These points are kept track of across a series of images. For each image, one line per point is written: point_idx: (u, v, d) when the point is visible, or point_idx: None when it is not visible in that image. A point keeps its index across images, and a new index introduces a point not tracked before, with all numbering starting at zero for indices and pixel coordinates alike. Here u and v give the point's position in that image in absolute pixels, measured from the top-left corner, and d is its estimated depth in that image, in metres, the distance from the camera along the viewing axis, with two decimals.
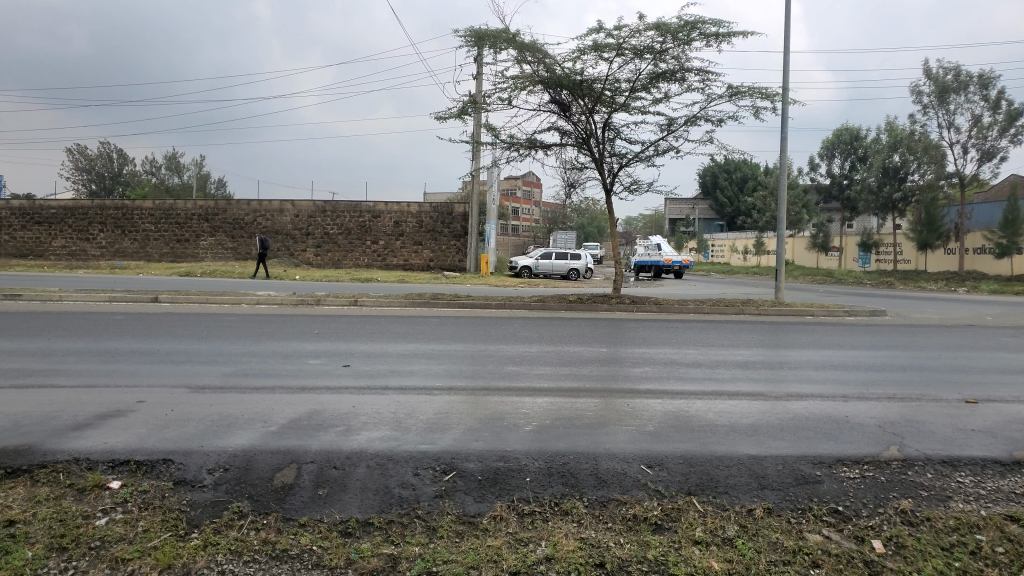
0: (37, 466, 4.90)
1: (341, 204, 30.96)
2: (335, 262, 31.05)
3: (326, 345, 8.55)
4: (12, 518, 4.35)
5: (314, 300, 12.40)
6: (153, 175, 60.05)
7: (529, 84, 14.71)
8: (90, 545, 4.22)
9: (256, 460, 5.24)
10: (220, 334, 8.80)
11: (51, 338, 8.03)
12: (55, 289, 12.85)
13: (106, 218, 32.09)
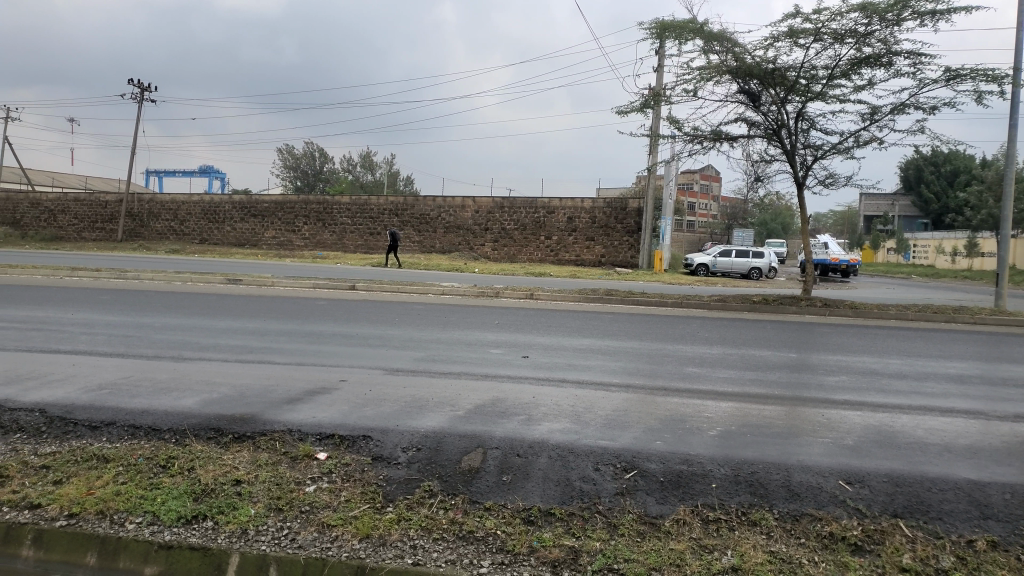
0: (258, 433, 5.44)
1: (518, 200, 31.76)
2: (511, 256, 31.91)
3: (506, 336, 8.77)
4: (238, 477, 4.86)
5: (494, 292, 12.78)
6: (349, 172, 65.02)
7: (716, 74, 14.21)
8: (301, 509, 4.63)
9: (445, 443, 5.48)
10: (409, 322, 9.32)
11: (267, 319, 8.91)
12: (268, 275, 14.24)
13: (309, 212, 35.18)
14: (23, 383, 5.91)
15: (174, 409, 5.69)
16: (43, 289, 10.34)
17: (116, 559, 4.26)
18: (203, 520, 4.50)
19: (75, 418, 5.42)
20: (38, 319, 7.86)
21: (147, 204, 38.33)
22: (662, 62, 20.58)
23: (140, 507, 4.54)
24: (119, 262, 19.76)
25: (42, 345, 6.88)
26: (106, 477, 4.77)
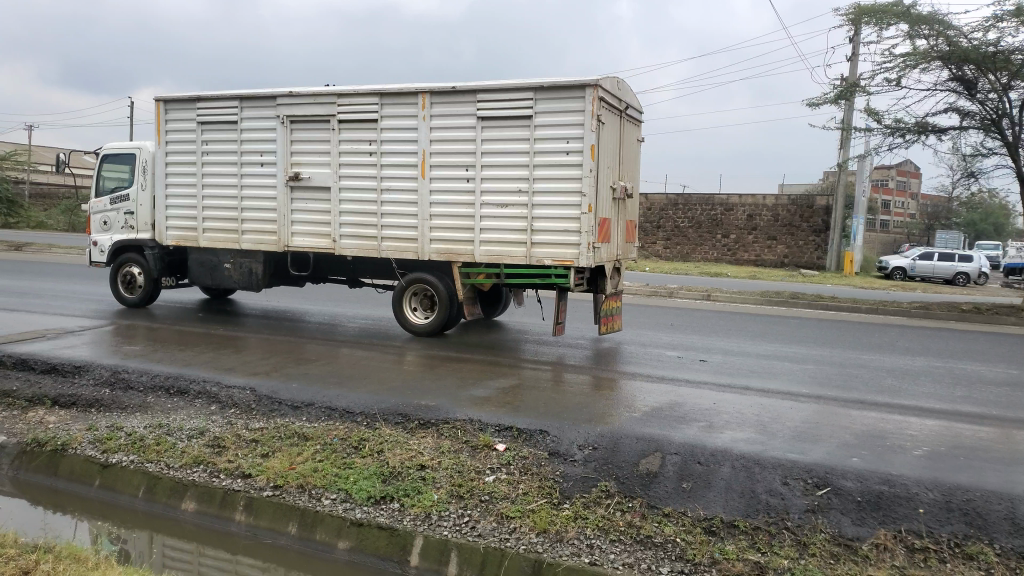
0: (442, 421, 5.63)
1: (693, 196, 30.85)
2: (684, 255, 31.12)
3: (682, 337, 8.53)
4: (423, 463, 5.05)
5: (667, 292, 12.49)
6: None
7: (923, 61, 13.06)
8: (481, 498, 4.73)
9: (622, 443, 5.40)
10: (581, 320, 9.33)
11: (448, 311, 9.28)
12: None
13: None
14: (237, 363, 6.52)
15: (366, 394, 6.03)
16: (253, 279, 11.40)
17: (314, 531, 4.58)
18: (390, 500, 4.72)
19: (281, 398, 5.90)
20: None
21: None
22: (857, 49, 19.20)
23: (335, 483, 4.85)
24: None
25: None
26: (306, 453, 5.14)
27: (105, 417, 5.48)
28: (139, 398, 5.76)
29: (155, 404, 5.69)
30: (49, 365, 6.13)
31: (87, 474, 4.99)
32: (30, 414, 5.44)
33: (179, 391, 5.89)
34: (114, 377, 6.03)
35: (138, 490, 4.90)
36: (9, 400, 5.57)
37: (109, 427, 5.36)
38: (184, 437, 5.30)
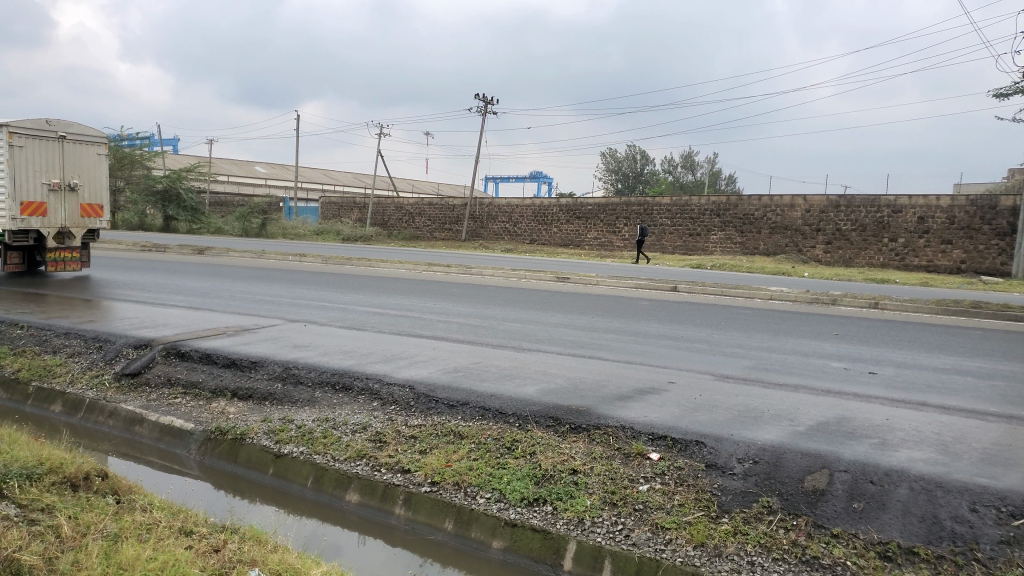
0: (594, 426, 5.57)
1: (857, 198, 29.11)
2: (846, 260, 29.39)
3: (848, 348, 8.01)
4: (575, 467, 5.02)
5: (830, 299, 11.82)
6: (669, 172, 65.49)
7: None
8: (635, 507, 4.62)
9: (786, 458, 5.12)
10: (737, 326, 8.97)
11: (598, 316, 9.25)
12: (599, 274, 14.80)
13: (630, 213, 36.00)
14: (396, 361, 6.75)
15: (518, 395, 6.08)
16: (408, 281, 11.82)
17: (470, 528, 4.67)
18: (544, 503, 4.72)
19: (437, 396, 6.06)
20: (405, 306, 8.99)
21: (487, 206, 42.11)
22: None
23: (489, 483, 4.92)
24: (469, 258, 22.02)
25: (408, 329, 7.85)
26: (461, 452, 5.26)
27: (278, 409, 5.87)
28: (307, 392, 6.11)
29: (322, 399, 6.02)
30: (229, 359, 6.54)
31: (262, 462, 5.35)
32: (215, 405, 5.92)
33: (343, 387, 6.20)
34: (286, 372, 6.38)
35: (308, 480, 5.20)
36: (196, 391, 6.08)
37: (282, 419, 5.73)
38: (348, 432, 5.58)
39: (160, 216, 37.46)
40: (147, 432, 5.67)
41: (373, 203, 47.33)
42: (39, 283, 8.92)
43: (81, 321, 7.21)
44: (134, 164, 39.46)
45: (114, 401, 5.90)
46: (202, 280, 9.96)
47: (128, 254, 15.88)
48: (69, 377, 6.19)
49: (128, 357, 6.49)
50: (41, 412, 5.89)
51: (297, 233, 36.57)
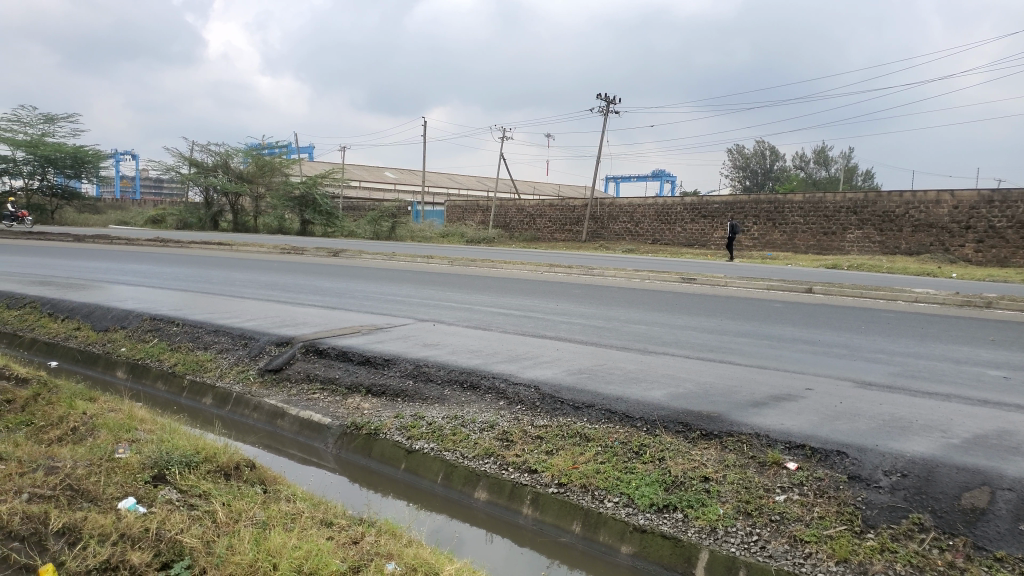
0: (725, 432, 5.39)
1: (1014, 193, 26.68)
2: (1001, 259, 27.02)
3: (1007, 355, 7.35)
4: (707, 474, 4.86)
5: (985, 302, 10.90)
6: (800, 169, 62.72)
7: None
8: (771, 517, 4.42)
9: (940, 473, 4.75)
10: (880, 331, 8.44)
11: (727, 318, 8.97)
12: (727, 275, 14.35)
13: (759, 211, 34.70)
14: (521, 362, 6.81)
15: (646, 399, 5.99)
16: (533, 282, 11.92)
17: (597, 532, 4.64)
18: (674, 510, 4.61)
19: (564, 397, 6.05)
20: (530, 307, 9.07)
21: (608, 207, 41.85)
22: None
23: (617, 487, 4.86)
24: (594, 259, 22.02)
25: (533, 330, 7.91)
26: (588, 454, 5.23)
27: (409, 406, 6.06)
28: (437, 390, 6.27)
29: (450, 397, 6.16)
30: (363, 356, 6.80)
31: (394, 458, 5.54)
32: (350, 401, 6.19)
33: (471, 386, 6.31)
34: (416, 370, 6.56)
35: (438, 475, 5.33)
36: (333, 387, 6.38)
37: (413, 415, 5.91)
38: (477, 430, 5.68)
39: (298, 220, 39.71)
40: (288, 426, 5.99)
41: (495, 205, 48.21)
42: (185, 283, 9.66)
43: (230, 319, 7.73)
44: (275, 171, 42.02)
45: (258, 395, 6.29)
46: (337, 281, 10.44)
47: (273, 255, 16.96)
48: (218, 372, 6.65)
49: (271, 354, 6.89)
50: (195, 404, 6.34)
51: (424, 236, 37.74)
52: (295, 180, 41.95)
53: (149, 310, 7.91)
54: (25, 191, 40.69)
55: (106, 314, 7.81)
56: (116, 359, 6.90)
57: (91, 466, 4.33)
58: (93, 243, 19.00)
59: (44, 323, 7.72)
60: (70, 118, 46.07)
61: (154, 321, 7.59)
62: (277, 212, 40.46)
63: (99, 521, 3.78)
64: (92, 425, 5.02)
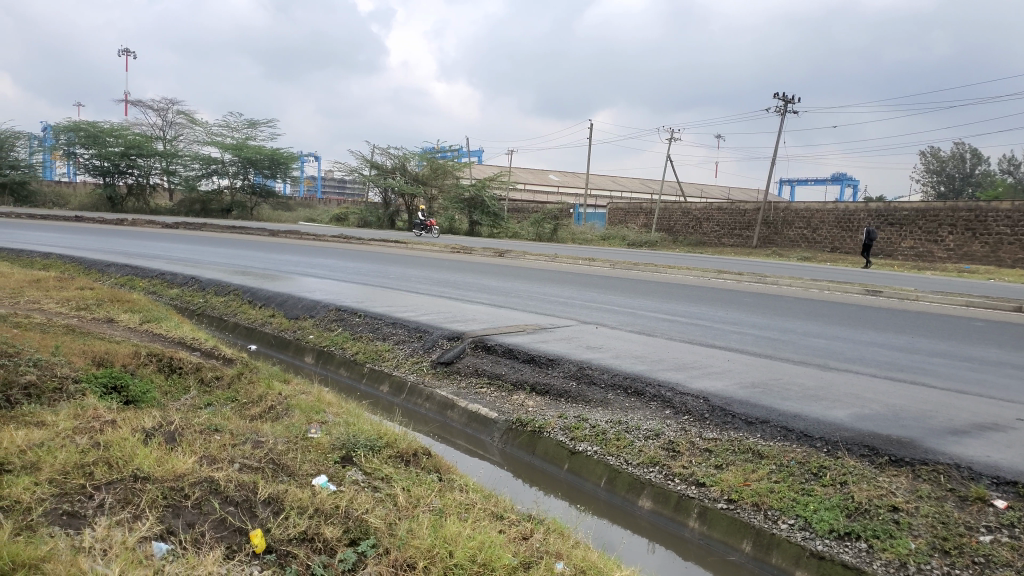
0: (920, 461, 4.95)
1: None
2: None
3: None
4: (896, 504, 4.48)
5: None
6: (1006, 173, 56.38)
7: None
8: (974, 559, 3.97)
9: None
10: None
11: (920, 336, 8.24)
12: (920, 289, 13.20)
13: (958, 219, 31.61)
14: (689, 371, 6.63)
15: (826, 418, 5.62)
16: (702, 288, 11.58)
17: (770, 553, 4.41)
18: (858, 539, 4.27)
19: (735, 410, 5.82)
20: (698, 315, 8.82)
21: (782, 212, 39.87)
22: None
23: (793, 509, 4.59)
24: (767, 267, 21.02)
25: (701, 338, 7.69)
26: (761, 472, 4.99)
27: (573, 407, 6.08)
28: (601, 393, 6.24)
29: (615, 402, 6.12)
30: (528, 355, 6.90)
31: (558, 458, 5.58)
32: (515, 397, 6.31)
33: (636, 392, 6.22)
34: (580, 372, 6.57)
35: (601, 479, 5.32)
36: (498, 383, 6.54)
37: (577, 417, 5.93)
38: (642, 437, 5.59)
39: (466, 221, 41.16)
40: (457, 418, 6.21)
41: (660, 208, 47.57)
42: (364, 277, 10.31)
43: (405, 313, 8.15)
44: (446, 174, 43.81)
45: (429, 386, 6.57)
46: (505, 281, 10.70)
47: (445, 254, 17.69)
48: (394, 362, 7.02)
49: (442, 347, 7.18)
50: (373, 391, 6.74)
51: (587, 239, 37.75)
52: (465, 182, 43.54)
53: (334, 301, 8.51)
54: (229, 190, 45.35)
55: (297, 303, 8.49)
56: (304, 346, 7.49)
57: (289, 443, 4.71)
58: (288, 238, 20.69)
59: (245, 309, 8.52)
60: (269, 123, 50.68)
61: (338, 311, 8.14)
62: (447, 213, 42.26)
63: (299, 495, 4.11)
64: (287, 405, 5.47)
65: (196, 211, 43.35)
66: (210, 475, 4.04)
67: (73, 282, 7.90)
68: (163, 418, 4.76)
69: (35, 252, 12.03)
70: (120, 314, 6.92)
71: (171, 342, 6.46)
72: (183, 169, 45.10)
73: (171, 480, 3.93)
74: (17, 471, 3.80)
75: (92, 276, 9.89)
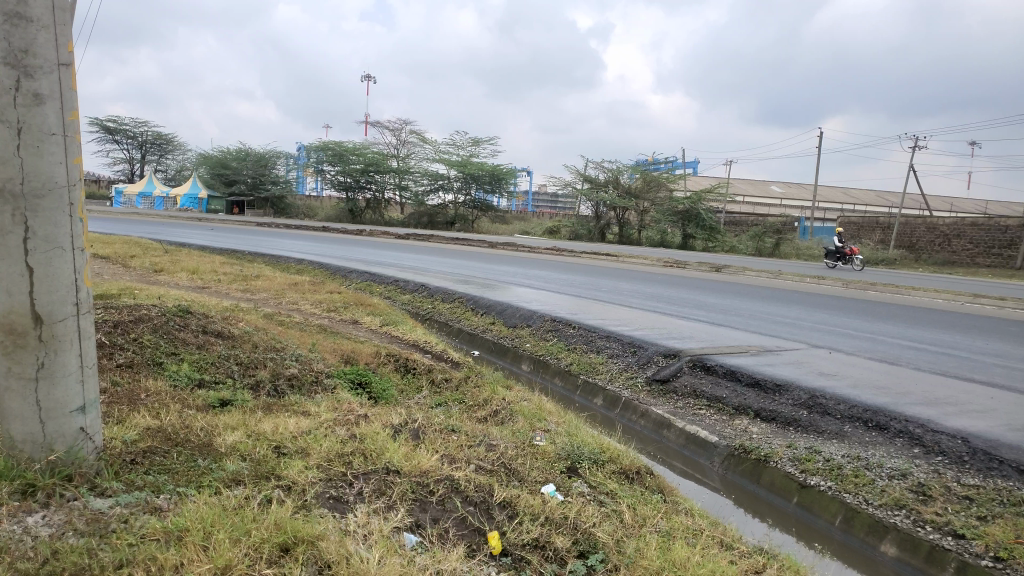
0: None
1: None
2: None
3: None
4: None
5: None
6: None
7: None
8: None
9: None
10: None
11: None
12: None
13: None
14: (943, 407, 5.94)
15: None
16: (954, 314, 10.36)
17: None
18: None
19: (1002, 456, 5.11)
20: (951, 344, 7.89)
21: None
22: None
23: None
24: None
25: (956, 371, 6.87)
26: None
27: (804, 438, 5.68)
28: (835, 425, 5.78)
29: (852, 435, 5.63)
30: (752, 378, 6.56)
31: (787, 490, 5.22)
32: (737, 422, 6.04)
33: (878, 427, 5.69)
34: (811, 401, 6.13)
35: (835, 517, 4.88)
36: (719, 406, 6.29)
37: (808, 448, 5.53)
38: (885, 476, 5.07)
39: (680, 235, 40.41)
40: (673, 437, 6.07)
41: (900, 223, 43.27)
42: (579, 290, 10.46)
43: (620, 327, 8.13)
44: (660, 186, 43.01)
45: (645, 403, 6.49)
46: (724, 298, 10.31)
47: (657, 269, 17.41)
48: (609, 376, 7.03)
49: (658, 364, 7.07)
50: (587, 403, 6.80)
51: (813, 252, 34.83)
52: (679, 196, 42.65)
53: (550, 312, 8.70)
54: (453, 204, 48.06)
55: (515, 312, 8.81)
56: (522, 354, 7.75)
57: (517, 448, 4.86)
58: (506, 250, 21.52)
59: (468, 316, 9.00)
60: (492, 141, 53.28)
61: (553, 322, 8.32)
62: (660, 226, 41.85)
63: (531, 501, 4.22)
64: (511, 410, 5.66)
65: (423, 222, 47.23)
66: (450, 474, 4.28)
67: (324, 286, 8.82)
68: (407, 416, 5.14)
69: (291, 258, 13.62)
70: (362, 316, 7.61)
71: (406, 344, 6.98)
72: (412, 184, 48.79)
73: (417, 475, 4.21)
74: (292, 456, 4.30)
75: (335, 280, 11.00)
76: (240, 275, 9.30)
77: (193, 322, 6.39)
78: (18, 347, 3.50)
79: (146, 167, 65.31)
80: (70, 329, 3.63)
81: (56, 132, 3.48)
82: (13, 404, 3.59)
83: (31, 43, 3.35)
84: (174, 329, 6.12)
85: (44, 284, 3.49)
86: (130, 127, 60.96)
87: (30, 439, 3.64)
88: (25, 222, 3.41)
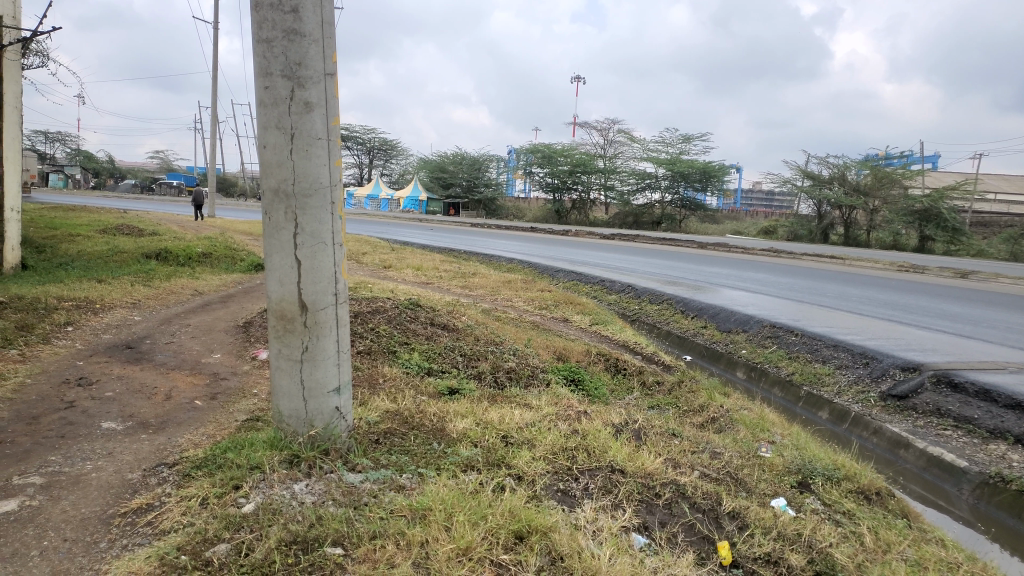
0: None
1: None
2: None
3: None
4: None
5: None
6: None
7: None
8: None
9: None
10: None
11: None
12: None
13: None
14: None
15: None
16: None
17: None
18: None
19: None
20: None
21: None
22: None
23: None
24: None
25: None
26: None
27: None
28: None
29: None
30: (1011, 399, 5.75)
31: None
32: (991, 447, 5.34)
33: None
34: None
35: None
36: (969, 428, 5.63)
37: None
38: None
39: (917, 237, 36.72)
40: (912, 458, 5.53)
41: None
42: (801, 294, 9.88)
43: (847, 336, 7.56)
44: (895, 183, 38.99)
45: (879, 420, 6.00)
46: (973, 308, 9.19)
47: (893, 274, 15.84)
48: (836, 389, 6.62)
49: (895, 378, 6.49)
50: (811, 416, 6.44)
51: None
52: (914, 193, 38.49)
53: (768, 317, 8.30)
54: (660, 204, 47.56)
55: (729, 316, 8.52)
56: (737, 360, 7.54)
57: (743, 459, 4.70)
58: (720, 251, 20.74)
59: (678, 319, 8.87)
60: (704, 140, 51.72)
61: (773, 328, 7.94)
62: (892, 226, 38.24)
63: (761, 514, 4.04)
64: (731, 418, 5.47)
65: (628, 222, 47.85)
66: (676, 479, 4.24)
67: (536, 284, 9.09)
68: (629, 417, 5.15)
69: (503, 256, 14.20)
70: (574, 315, 7.75)
71: (616, 344, 7.00)
72: (619, 184, 48.56)
73: (643, 477, 4.21)
74: (519, 447, 4.48)
75: (543, 279, 11.31)
76: (458, 272, 9.87)
77: (421, 314, 6.87)
78: (288, 331, 3.96)
79: (373, 171, 71.58)
80: (330, 317, 4.02)
81: (322, 137, 3.87)
82: (285, 382, 4.08)
83: (304, 56, 3.75)
84: (405, 321, 6.61)
85: (310, 276, 3.91)
86: (361, 134, 67.12)
87: (296, 414, 4.13)
88: (295, 219, 3.83)
